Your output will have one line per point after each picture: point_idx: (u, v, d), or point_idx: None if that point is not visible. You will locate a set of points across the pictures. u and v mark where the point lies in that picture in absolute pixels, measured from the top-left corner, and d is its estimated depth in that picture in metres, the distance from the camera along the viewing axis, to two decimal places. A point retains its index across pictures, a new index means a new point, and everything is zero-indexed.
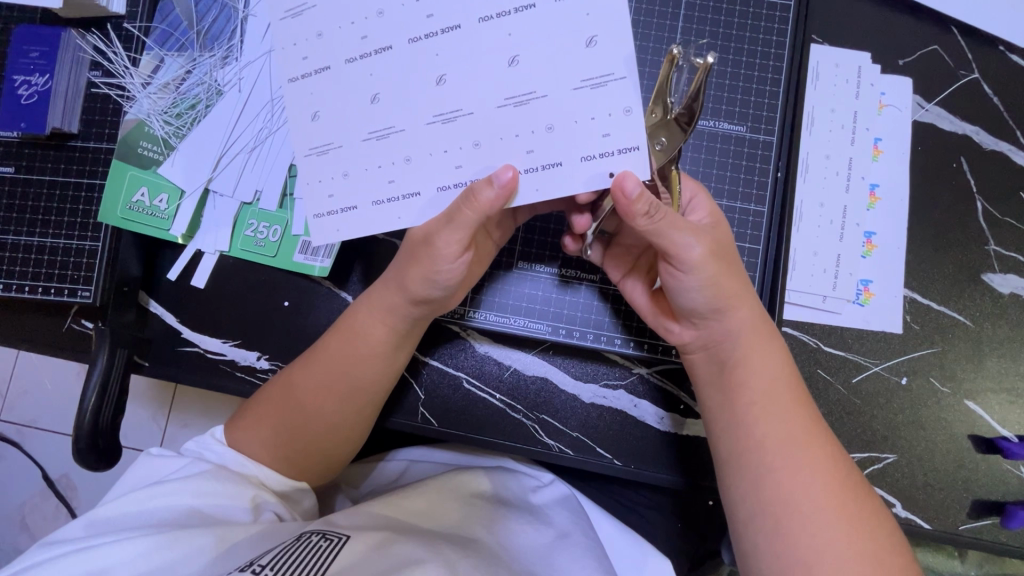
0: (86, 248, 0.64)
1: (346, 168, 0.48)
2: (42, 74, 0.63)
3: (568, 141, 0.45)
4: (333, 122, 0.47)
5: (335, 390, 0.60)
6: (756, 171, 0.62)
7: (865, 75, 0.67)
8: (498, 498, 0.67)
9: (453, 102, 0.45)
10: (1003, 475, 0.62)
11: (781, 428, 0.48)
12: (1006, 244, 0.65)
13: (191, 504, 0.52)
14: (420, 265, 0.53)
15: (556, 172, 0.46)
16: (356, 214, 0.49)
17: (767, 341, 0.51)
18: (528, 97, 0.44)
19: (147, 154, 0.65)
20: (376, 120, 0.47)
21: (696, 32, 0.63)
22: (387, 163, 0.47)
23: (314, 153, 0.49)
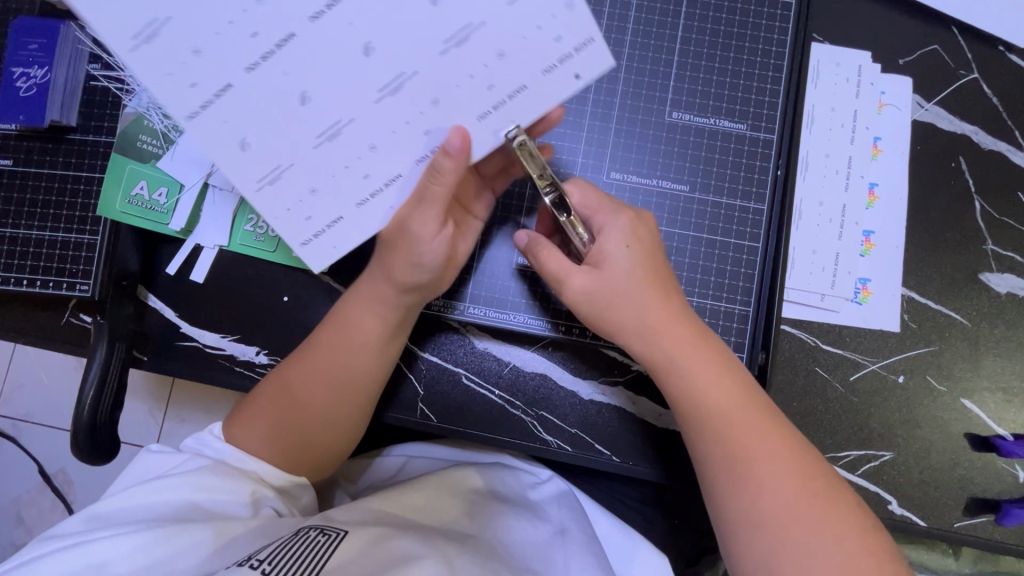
0: (84, 241, 0.64)
1: (312, 184, 0.43)
2: (40, 66, 0.63)
3: (520, 64, 0.42)
4: (266, 143, 0.41)
5: (325, 381, 0.60)
6: (756, 169, 0.62)
7: (866, 74, 0.67)
8: (496, 494, 0.67)
9: (393, 69, 0.40)
10: (998, 473, 0.63)
11: (730, 435, 0.50)
12: (1004, 244, 0.65)
13: (189, 499, 0.52)
14: (400, 252, 0.53)
15: (522, 99, 0.44)
16: (345, 224, 0.46)
17: (700, 349, 0.53)
18: (467, 31, 0.39)
19: (146, 148, 0.65)
20: (318, 120, 0.41)
21: (697, 29, 0.63)
22: (353, 159, 0.43)
23: (266, 184, 0.42)
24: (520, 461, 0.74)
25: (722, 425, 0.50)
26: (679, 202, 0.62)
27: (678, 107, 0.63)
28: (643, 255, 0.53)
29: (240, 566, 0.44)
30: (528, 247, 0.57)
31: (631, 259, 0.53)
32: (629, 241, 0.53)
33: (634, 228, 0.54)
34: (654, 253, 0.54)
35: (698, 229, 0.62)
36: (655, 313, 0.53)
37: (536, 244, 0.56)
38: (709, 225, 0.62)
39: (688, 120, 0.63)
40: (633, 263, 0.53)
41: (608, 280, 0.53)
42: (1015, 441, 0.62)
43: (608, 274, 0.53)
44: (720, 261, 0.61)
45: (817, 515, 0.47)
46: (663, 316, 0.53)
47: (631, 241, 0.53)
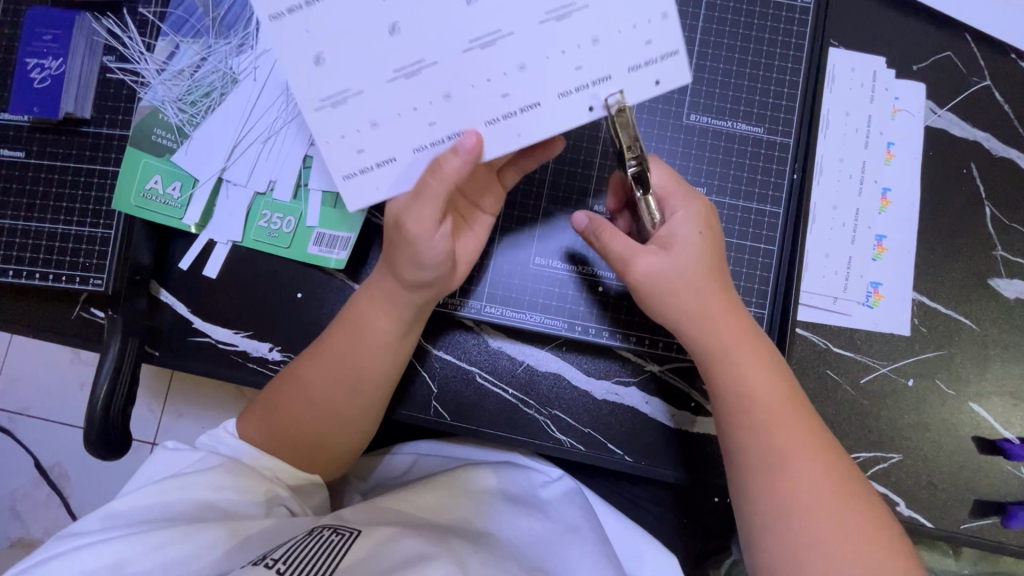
0: (98, 235, 0.64)
1: (373, 118, 0.46)
2: (55, 57, 0.62)
3: (540, 79, 0.46)
4: (337, 66, 0.44)
5: (333, 376, 0.59)
6: (773, 173, 0.62)
7: (880, 80, 0.68)
8: (508, 493, 0.67)
9: (489, 24, 0.43)
10: (1005, 475, 0.64)
11: (777, 427, 0.50)
12: (1014, 249, 0.66)
13: (205, 498, 0.52)
14: (403, 249, 0.53)
15: (535, 114, 0.47)
16: (393, 166, 0.48)
17: (750, 341, 0.53)
18: (494, 37, 0.44)
19: (161, 142, 0.64)
20: (405, 54, 0.44)
21: (715, 31, 0.63)
22: (409, 109, 0.46)
23: (327, 105, 0.45)
24: (531, 460, 0.74)
25: (768, 416, 0.51)
26: None
27: (697, 110, 0.63)
28: (708, 245, 0.54)
29: (254, 565, 0.44)
30: (587, 229, 0.56)
31: (700, 248, 0.53)
32: (699, 231, 0.53)
33: (701, 219, 0.54)
34: (716, 244, 0.54)
35: None
36: (716, 303, 0.53)
37: (597, 227, 0.56)
38: (725, 228, 0.62)
39: (705, 122, 0.63)
40: (697, 250, 0.53)
41: (680, 265, 0.53)
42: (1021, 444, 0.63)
43: (676, 262, 0.53)
44: (735, 264, 0.61)
45: (850, 511, 0.48)
46: (720, 305, 0.53)
47: (699, 231, 0.53)
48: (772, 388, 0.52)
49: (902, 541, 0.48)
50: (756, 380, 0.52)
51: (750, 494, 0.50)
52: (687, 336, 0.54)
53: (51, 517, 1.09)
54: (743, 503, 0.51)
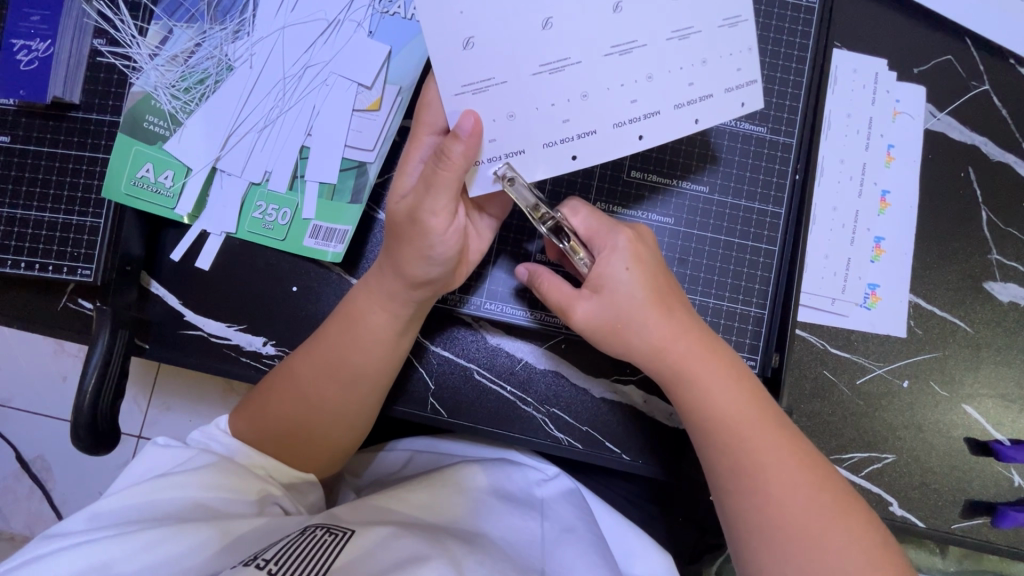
0: (87, 225, 0.62)
1: (512, 109, 0.49)
2: (42, 39, 0.60)
3: (665, 91, 0.49)
4: (488, 55, 0.47)
5: (341, 383, 0.58)
6: (774, 173, 0.62)
7: (882, 81, 0.68)
8: (503, 493, 0.66)
9: (629, 33, 0.48)
10: (996, 476, 0.64)
11: (748, 451, 0.50)
12: (1008, 254, 0.67)
13: (194, 498, 0.51)
14: (412, 243, 0.52)
15: (592, 141, 0.50)
16: (524, 157, 0.50)
17: (715, 364, 0.53)
18: (630, 46, 0.48)
19: (153, 129, 0.62)
20: (551, 52, 0.48)
21: None
22: (548, 104, 0.49)
23: (468, 90, 0.48)
24: (526, 458, 0.73)
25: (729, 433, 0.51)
26: (698, 203, 0.62)
27: None
28: (644, 270, 0.53)
29: (246, 565, 0.43)
30: (528, 281, 0.58)
31: (631, 276, 0.53)
32: (629, 257, 0.53)
33: (632, 242, 0.54)
34: (655, 264, 0.54)
35: (715, 231, 0.62)
36: (663, 328, 0.53)
37: (536, 275, 0.57)
38: (727, 228, 0.61)
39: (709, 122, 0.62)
40: (631, 276, 0.53)
41: (612, 301, 0.53)
42: (1012, 446, 0.63)
43: (612, 295, 0.53)
44: (736, 264, 0.61)
45: (826, 514, 0.48)
46: (676, 332, 0.53)
47: (629, 257, 0.53)
48: (732, 407, 0.51)
49: (885, 539, 0.48)
50: (713, 403, 0.52)
51: (738, 509, 0.50)
52: (649, 364, 0.54)
53: (33, 511, 1.07)
54: (730, 515, 0.51)
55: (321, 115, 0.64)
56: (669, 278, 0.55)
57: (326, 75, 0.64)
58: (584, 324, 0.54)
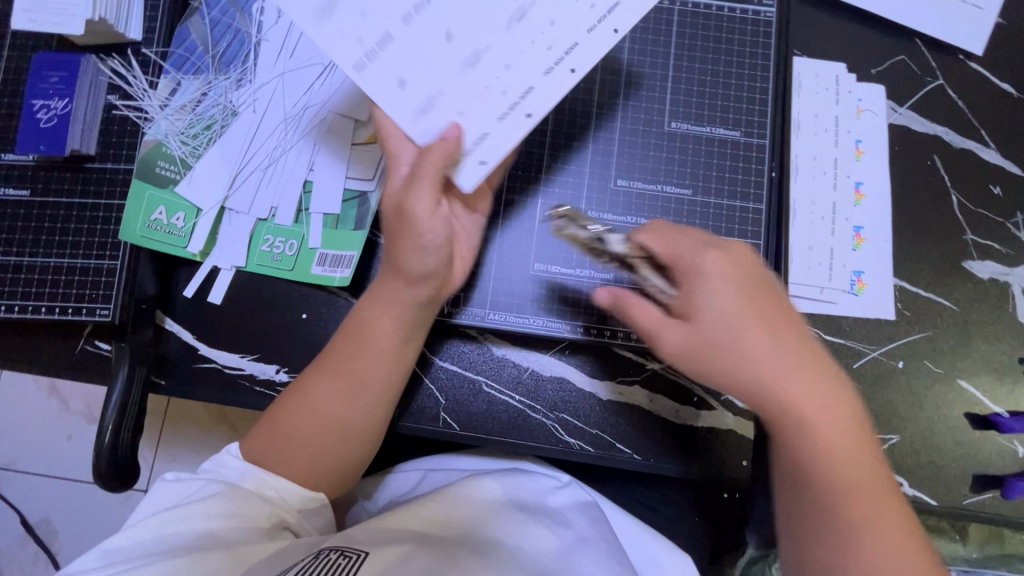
0: (105, 266, 0.64)
1: (486, 128, 0.53)
2: (61, 97, 0.65)
3: (569, 31, 0.52)
4: (419, 76, 0.52)
5: (351, 391, 0.60)
6: (752, 172, 0.66)
7: (843, 83, 0.73)
8: (515, 504, 0.67)
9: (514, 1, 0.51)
10: (1000, 449, 0.65)
11: (836, 469, 0.49)
12: (982, 233, 0.70)
13: (204, 528, 0.52)
14: (406, 234, 0.55)
15: (538, 95, 0.53)
16: (491, 137, 0.53)
17: (818, 389, 0.50)
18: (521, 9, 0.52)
19: (164, 173, 0.66)
20: (459, 45, 0.52)
21: (690, 47, 0.68)
22: (486, 83, 0.52)
23: (422, 114, 0.52)
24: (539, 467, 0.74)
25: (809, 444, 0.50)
26: (683, 205, 0.65)
27: (677, 118, 0.67)
28: (742, 295, 0.52)
29: None
30: (611, 303, 0.57)
31: (728, 303, 0.51)
32: (725, 285, 0.52)
33: (731, 270, 0.53)
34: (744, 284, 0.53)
35: (701, 230, 0.65)
36: (761, 355, 0.51)
37: (625, 298, 0.57)
38: (712, 225, 0.65)
39: (685, 129, 0.67)
40: (728, 297, 0.51)
41: (705, 322, 0.52)
42: (1011, 417, 0.65)
43: (710, 320, 0.52)
44: None
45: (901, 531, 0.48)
46: (773, 359, 0.51)
47: (728, 286, 0.52)
48: (834, 428, 0.50)
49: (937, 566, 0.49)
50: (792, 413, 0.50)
51: (810, 518, 0.50)
52: (743, 386, 0.51)
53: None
54: (795, 521, 0.51)
55: (322, 150, 0.68)
56: (779, 308, 0.53)
57: (325, 113, 0.69)
58: (670, 342, 0.54)
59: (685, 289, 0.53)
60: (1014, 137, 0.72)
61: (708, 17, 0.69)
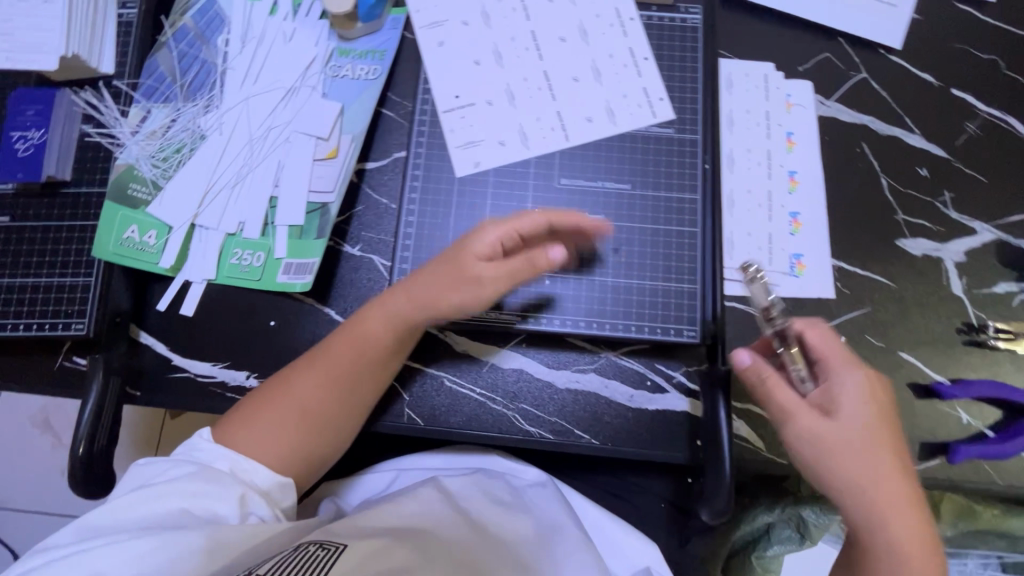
0: (79, 284, 0.68)
1: (590, 113, 0.73)
2: (38, 128, 0.69)
3: (562, 46, 0.75)
4: (580, 102, 0.73)
5: (332, 382, 0.63)
6: (686, 165, 0.70)
7: (772, 81, 0.78)
8: (482, 504, 0.69)
9: (525, 51, 0.75)
10: (945, 416, 0.68)
11: (909, 560, 0.52)
12: (913, 213, 0.74)
13: (176, 506, 0.55)
14: (448, 270, 0.62)
15: (607, 72, 0.74)
16: (641, 97, 0.73)
17: (903, 490, 0.54)
18: (573, 38, 0.75)
19: (137, 195, 0.70)
20: (599, 69, 0.74)
21: (623, 57, 0.74)
22: (617, 75, 0.74)
23: (537, 141, 0.72)
24: (500, 466, 0.76)
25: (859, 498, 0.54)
26: (623, 198, 0.70)
27: (615, 121, 0.72)
28: (875, 404, 0.55)
29: None
30: (752, 367, 0.58)
31: (864, 412, 0.55)
32: (866, 392, 0.55)
33: (867, 380, 0.56)
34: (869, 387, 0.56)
35: (643, 221, 0.69)
36: (889, 465, 0.54)
37: (763, 369, 0.57)
38: (652, 216, 0.69)
39: (622, 130, 0.72)
40: (862, 413, 0.54)
41: (847, 426, 0.54)
42: (951, 384, 0.68)
43: (850, 431, 0.54)
44: (665, 248, 0.68)
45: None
46: (892, 468, 0.54)
47: (866, 395, 0.55)
48: (904, 528, 0.53)
49: None
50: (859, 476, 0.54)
51: None
52: (863, 497, 0.54)
53: None
54: None
55: (285, 167, 0.73)
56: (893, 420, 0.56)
57: (287, 132, 0.73)
58: (805, 438, 0.55)
59: (826, 385, 0.56)
60: (937, 122, 0.77)
61: (638, 30, 0.75)
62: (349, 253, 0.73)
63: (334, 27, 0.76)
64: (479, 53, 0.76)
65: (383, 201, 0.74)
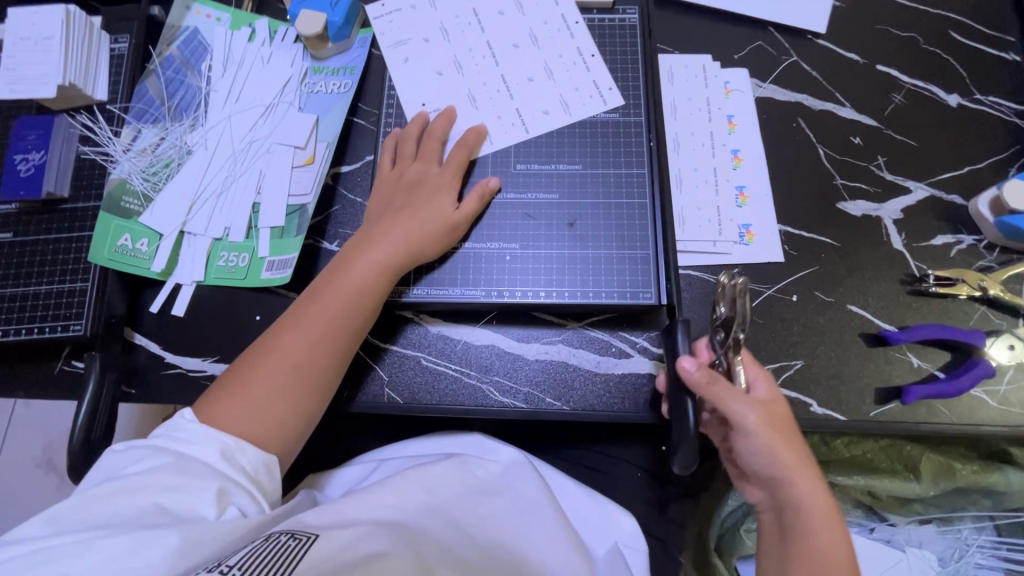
0: (77, 288, 0.73)
1: (544, 107, 0.79)
2: (38, 150, 0.76)
3: (514, 51, 0.82)
4: (534, 98, 0.80)
5: (319, 332, 0.66)
6: (633, 145, 0.77)
7: (710, 69, 0.84)
8: (454, 493, 0.68)
9: (483, 59, 0.82)
10: (897, 361, 0.71)
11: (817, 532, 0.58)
12: (852, 178, 0.79)
13: (153, 502, 0.53)
14: (417, 198, 0.74)
15: (556, 69, 0.81)
16: (588, 88, 0.80)
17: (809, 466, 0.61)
18: (524, 43, 0.82)
19: (130, 207, 0.76)
20: (549, 67, 0.81)
21: (571, 55, 0.81)
22: (565, 71, 0.81)
23: (501, 137, 0.78)
24: (476, 452, 0.77)
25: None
26: (575, 178, 0.76)
27: (567, 112, 0.79)
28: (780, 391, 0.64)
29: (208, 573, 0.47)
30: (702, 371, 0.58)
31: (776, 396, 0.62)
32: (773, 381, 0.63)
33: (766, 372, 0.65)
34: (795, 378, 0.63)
35: (595, 196, 0.76)
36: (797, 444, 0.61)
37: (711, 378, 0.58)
38: (603, 193, 0.76)
39: (574, 120, 0.79)
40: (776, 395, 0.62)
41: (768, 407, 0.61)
42: (897, 330, 0.72)
43: (771, 408, 0.61)
44: (619, 219, 0.74)
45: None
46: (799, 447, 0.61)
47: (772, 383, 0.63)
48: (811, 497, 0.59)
49: None
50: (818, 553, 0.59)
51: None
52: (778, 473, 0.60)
53: None
54: None
55: (265, 174, 0.79)
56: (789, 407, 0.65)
57: (266, 143, 0.80)
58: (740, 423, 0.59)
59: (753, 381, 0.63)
60: (867, 96, 0.83)
61: (584, 31, 0.82)
62: (327, 249, 0.79)
63: (308, 49, 0.83)
64: (443, 64, 0.82)
65: (358, 200, 0.80)
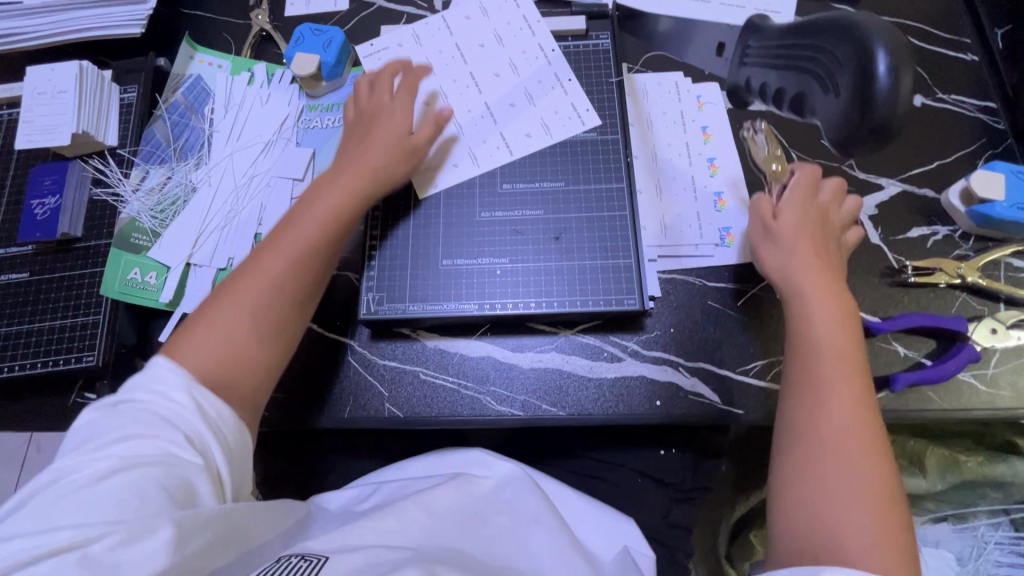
0: (89, 321, 0.77)
1: (526, 129, 0.84)
2: (53, 194, 0.81)
3: (495, 79, 0.87)
4: (516, 122, 0.84)
5: (291, 273, 0.64)
6: (611, 161, 0.82)
7: (683, 85, 0.89)
8: (457, 511, 0.66)
9: (467, 88, 0.86)
10: (886, 352, 0.73)
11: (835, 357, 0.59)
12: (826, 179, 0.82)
13: (140, 481, 0.47)
14: (375, 126, 0.77)
15: (535, 94, 0.86)
16: (566, 110, 0.84)
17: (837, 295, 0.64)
18: (504, 71, 0.87)
19: (139, 243, 0.81)
20: (528, 93, 0.86)
21: (549, 80, 0.86)
22: (544, 96, 0.85)
23: (486, 161, 0.82)
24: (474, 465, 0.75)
25: (805, 409, 0.58)
26: (558, 194, 0.80)
27: (548, 134, 0.83)
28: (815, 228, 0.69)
29: None
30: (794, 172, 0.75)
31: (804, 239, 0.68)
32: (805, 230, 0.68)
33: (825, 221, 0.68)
34: (823, 215, 0.71)
35: (579, 210, 0.79)
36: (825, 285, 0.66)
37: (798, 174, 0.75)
38: (586, 206, 0.80)
39: (555, 140, 0.83)
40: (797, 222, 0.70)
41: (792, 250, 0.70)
42: (879, 321, 0.73)
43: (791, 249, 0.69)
44: (602, 231, 0.78)
45: (861, 375, 0.58)
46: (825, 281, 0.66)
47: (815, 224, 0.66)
48: (827, 319, 0.62)
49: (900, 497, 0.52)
50: (805, 327, 0.63)
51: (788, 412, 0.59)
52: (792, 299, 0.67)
53: None
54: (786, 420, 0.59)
55: (265, 206, 0.83)
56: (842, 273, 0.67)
57: (265, 177, 0.85)
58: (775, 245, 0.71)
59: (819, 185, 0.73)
60: None
61: (559, 58, 0.87)
62: None
63: (303, 89, 0.89)
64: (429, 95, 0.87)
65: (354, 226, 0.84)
